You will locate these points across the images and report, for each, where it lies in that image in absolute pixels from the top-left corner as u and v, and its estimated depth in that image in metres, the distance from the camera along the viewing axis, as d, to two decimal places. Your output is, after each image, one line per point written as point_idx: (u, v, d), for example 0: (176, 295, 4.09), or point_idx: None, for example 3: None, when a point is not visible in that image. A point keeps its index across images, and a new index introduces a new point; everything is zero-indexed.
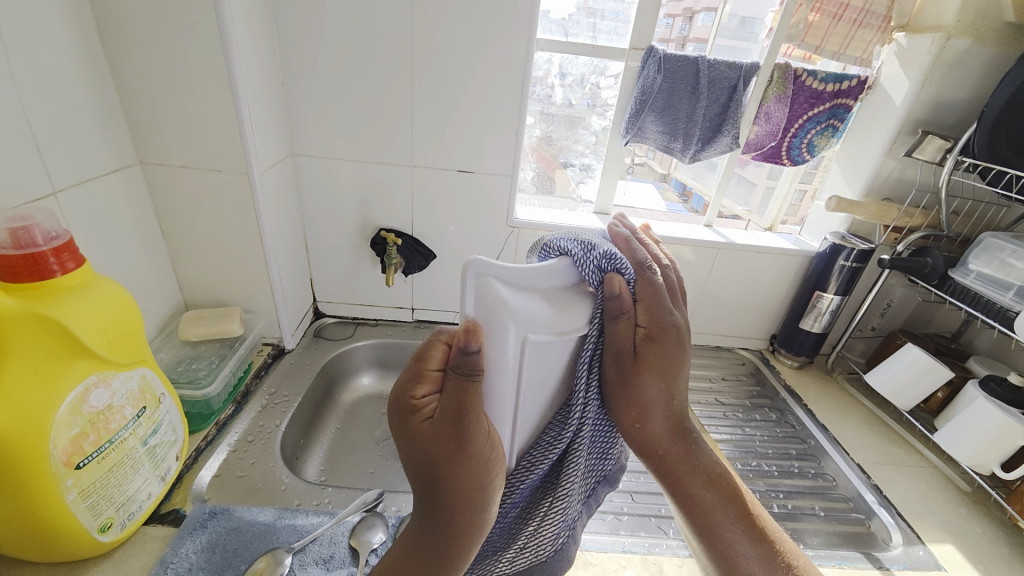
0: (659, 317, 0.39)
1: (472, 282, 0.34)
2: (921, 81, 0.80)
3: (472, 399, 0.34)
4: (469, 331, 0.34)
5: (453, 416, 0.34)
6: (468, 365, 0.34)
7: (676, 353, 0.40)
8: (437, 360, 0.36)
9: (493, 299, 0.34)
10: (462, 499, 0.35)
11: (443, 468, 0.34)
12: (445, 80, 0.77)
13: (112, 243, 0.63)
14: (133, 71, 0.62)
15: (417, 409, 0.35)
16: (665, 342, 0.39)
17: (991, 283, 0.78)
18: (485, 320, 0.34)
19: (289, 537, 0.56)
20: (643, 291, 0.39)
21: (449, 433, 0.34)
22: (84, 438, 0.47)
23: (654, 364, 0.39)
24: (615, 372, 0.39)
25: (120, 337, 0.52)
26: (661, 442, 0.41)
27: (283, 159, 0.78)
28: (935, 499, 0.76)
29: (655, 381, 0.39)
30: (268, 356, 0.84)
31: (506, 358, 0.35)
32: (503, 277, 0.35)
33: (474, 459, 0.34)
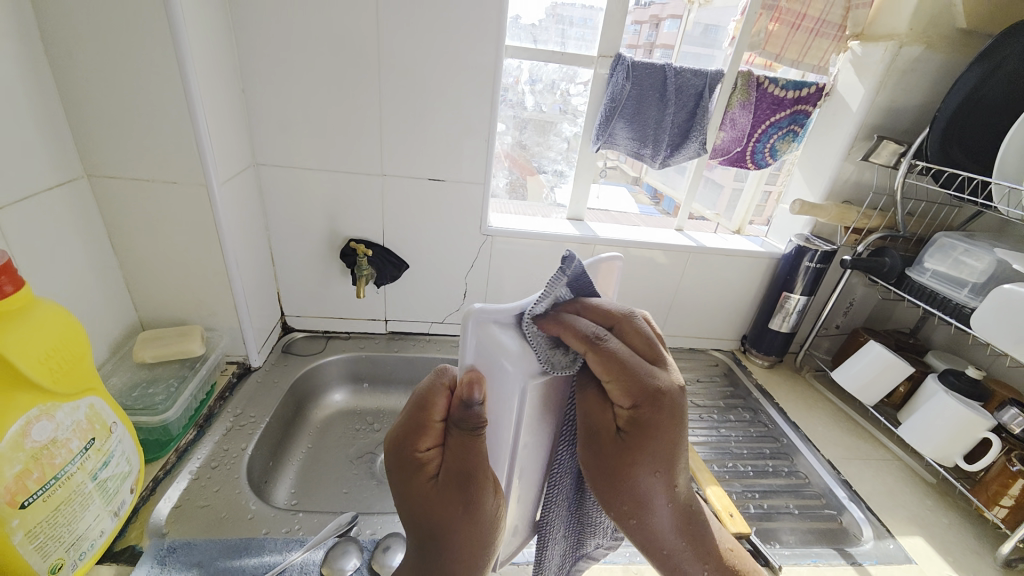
0: (644, 396, 0.35)
1: (471, 327, 0.36)
2: (876, 88, 0.84)
3: (478, 455, 0.35)
4: (469, 382, 0.35)
5: (459, 474, 0.35)
6: (471, 420, 0.35)
7: (672, 435, 0.35)
8: (440, 411, 0.37)
9: (492, 344, 0.36)
10: (463, 561, 0.36)
11: (451, 527, 0.35)
12: (414, 87, 0.75)
13: (56, 263, 0.59)
14: (78, 77, 0.58)
15: (421, 463, 0.36)
16: (653, 428, 0.35)
17: (947, 280, 0.81)
18: (487, 367, 0.37)
19: (257, 569, 0.54)
20: (607, 370, 0.35)
21: (455, 491, 0.35)
22: (28, 476, 0.43)
23: (644, 453, 0.35)
24: (602, 463, 0.36)
25: (64, 364, 0.48)
26: (660, 532, 0.38)
27: (245, 168, 0.75)
28: (901, 492, 0.79)
29: (651, 472, 0.36)
30: (233, 375, 0.80)
31: (510, 401, 0.36)
32: (499, 319, 0.37)
33: (480, 517, 0.35)
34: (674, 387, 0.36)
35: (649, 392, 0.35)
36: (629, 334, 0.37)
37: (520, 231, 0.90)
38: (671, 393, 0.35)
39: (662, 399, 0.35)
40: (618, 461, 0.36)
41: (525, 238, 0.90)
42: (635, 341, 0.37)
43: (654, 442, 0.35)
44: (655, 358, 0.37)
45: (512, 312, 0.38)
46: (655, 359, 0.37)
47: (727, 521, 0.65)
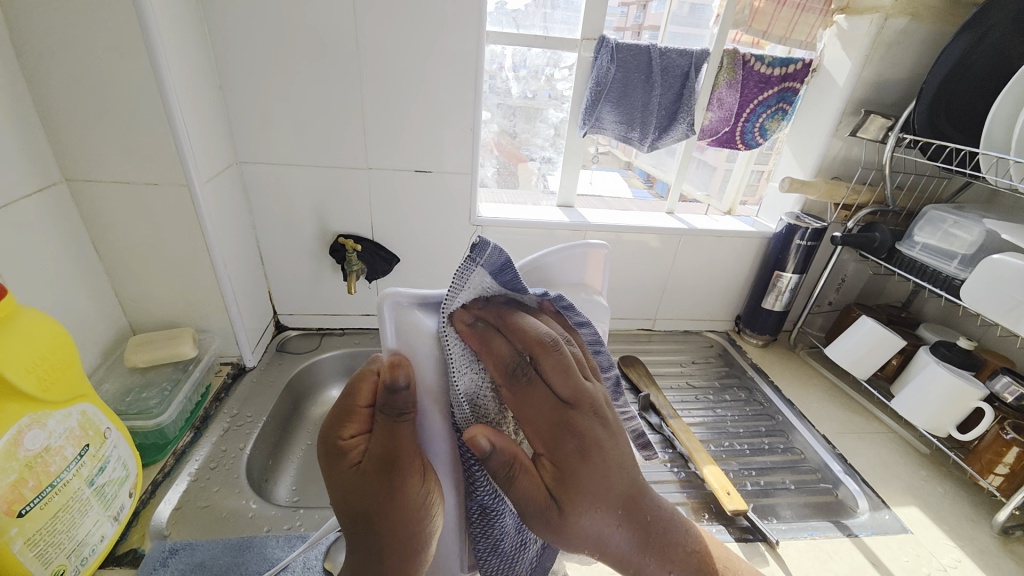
0: (552, 433, 0.34)
1: (390, 313, 0.35)
2: (862, 62, 0.83)
3: (406, 436, 0.34)
4: (394, 364, 0.33)
5: (384, 459, 0.33)
6: (398, 403, 0.34)
7: (598, 466, 0.33)
8: (367, 395, 0.36)
9: (415, 327, 0.35)
10: (392, 548, 0.34)
11: (383, 513, 0.33)
12: (396, 78, 0.74)
13: (39, 270, 0.58)
14: (49, 80, 0.57)
15: (346, 450, 0.34)
16: (574, 467, 0.33)
17: (936, 253, 0.82)
18: (413, 353, 0.35)
19: (259, 566, 0.54)
20: (516, 403, 0.34)
21: (381, 476, 0.33)
22: (23, 485, 0.43)
23: (578, 499, 0.33)
24: (542, 530, 0.34)
25: (52, 372, 0.48)
26: (625, 562, 0.37)
27: (227, 167, 0.74)
28: (895, 463, 0.80)
29: (592, 515, 0.34)
30: (228, 376, 0.80)
31: (442, 390, 0.36)
32: (423, 302, 0.36)
33: (411, 502, 0.33)
34: (590, 415, 0.34)
35: (564, 425, 0.33)
36: (545, 359, 0.35)
37: (511, 220, 0.89)
38: (587, 410, 0.34)
39: (572, 429, 0.33)
40: (557, 521, 0.33)
41: (516, 226, 0.89)
42: (551, 373, 0.34)
43: (590, 476, 0.33)
44: (573, 390, 0.34)
45: (434, 293, 0.37)
46: (569, 387, 0.34)
47: (725, 499, 0.66)
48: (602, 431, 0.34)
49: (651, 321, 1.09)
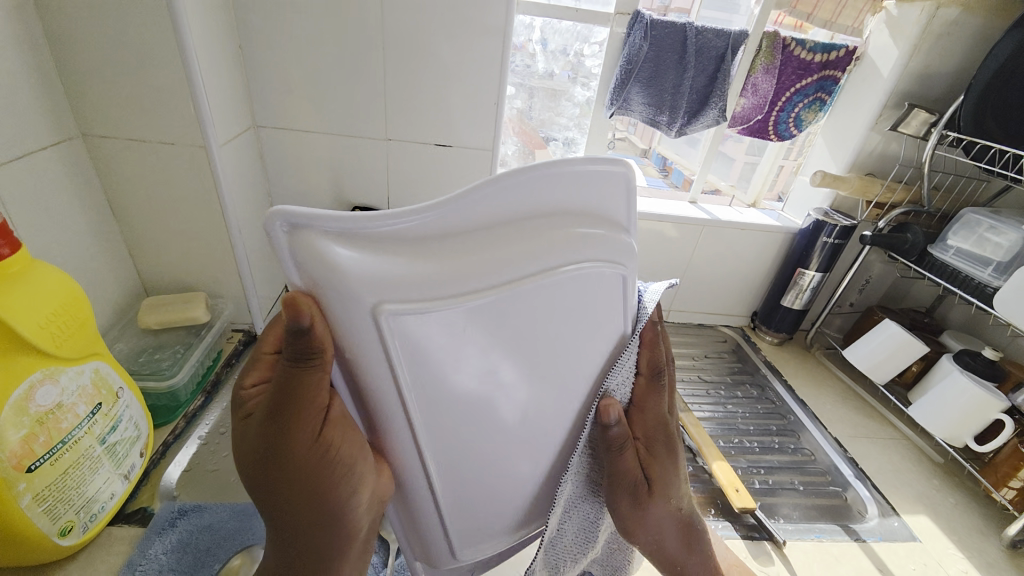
0: (655, 432, 0.43)
1: (283, 237, 0.26)
2: (910, 52, 0.79)
3: (292, 392, 0.31)
4: (290, 305, 0.28)
5: (268, 411, 0.32)
6: (297, 350, 0.29)
7: (672, 464, 0.45)
8: (271, 343, 0.38)
9: (314, 257, 0.26)
10: (293, 494, 0.34)
11: (276, 467, 0.33)
12: (418, 45, 0.72)
13: (54, 225, 0.58)
14: (66, 29, 0.55)
15: (244, 400, 0.36)
16: (660, 453, 0.44)
17: (970, 258, 0.79)
18: (316, 286, 0.27)
19: (266, 532, 0.55)
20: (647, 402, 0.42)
21: (265, 428, 0.32)
22: (34, 440, 0.43)
23: (655, 483, 0.44)
24: (624, 501, 0.43)
25: (66, 328, 0.48)
26: (665, 546, 0.48)
27: (245, 131, 0.72)
28: (908, 470, 0.79)
29: (662, 499, 0.44)
30: (239, 343, 0.79)
31: (362, 336, 0.29)
32: (336, 231, 0.26)
33: (297, 453, 0.32)
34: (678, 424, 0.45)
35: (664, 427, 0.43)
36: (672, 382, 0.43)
37: None
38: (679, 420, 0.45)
39: (668, 432, 0.44)
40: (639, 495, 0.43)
41: None
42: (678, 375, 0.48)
43: (661, 472, 0.44)
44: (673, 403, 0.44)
45: (350, 219, 0.26)
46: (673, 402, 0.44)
47: (733, 496, 0.65)
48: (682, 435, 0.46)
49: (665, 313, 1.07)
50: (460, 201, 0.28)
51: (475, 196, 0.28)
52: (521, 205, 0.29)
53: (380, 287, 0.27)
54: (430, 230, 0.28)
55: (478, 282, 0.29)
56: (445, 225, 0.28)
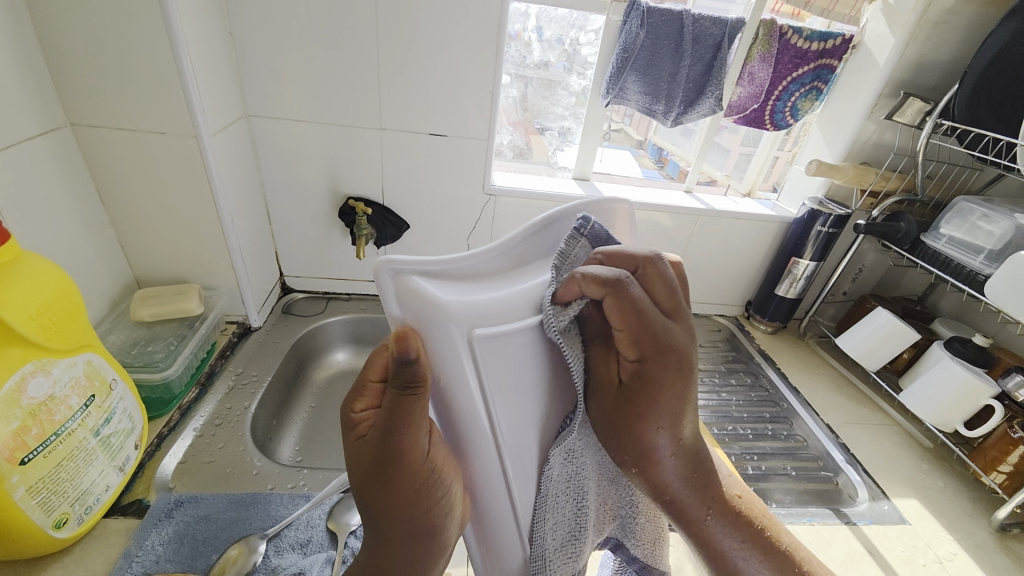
0: (654, 348, 0.36)
1: (389, 283, 0.34)
2: (906, 40, 0.79)
3: (407, 418, 0.32)
4: (401, 338, 0.32)
5: (383, 435, 0.32)
6: (406, 378, 0.32)
7: (676, 385, 0.37)
8: (379, 370, 0.35)
9: (413, 295, 0.33)
10: (397, 514, 0.35)
11: (390, 487, 0.34)
12: (413, 34, 0.71)
13: (43, 216, 0.57)
14: (52, 15, 0.54)
15: (355, 424, 0.35)
16: (665, 381, 0.37)
17: (962, 246, 0.79)
18: (418, 322, 0.34)
19: (262, 522, 0.55)
20: (621, 319, 0.35)
21: (378, 451, 0.33)
22: (27, 432, 0.43)
23: (649, 408, 0.37)
24: (611, 420, 0.37)
25: (57, 320, 0.47)
26: (676, 488, 0.39)
27: (236, 121, 0.71)
28: (899, 456, 0.80)
29: (661, 424, 0.38)
30: (234, 334, 0.79)
31: (454, 358, 0.35)
32: (422, 274, 0.35)
33: (408, 474, 0.33)
34: (685, 334, 0.38)
35: (663, 344, 0.36)
36: (654, 277, 0.37)
37: (523, 190, 0.87)
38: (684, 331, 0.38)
39: (673, 346, 0.37)
40: (630, 418, 0.37)
41: (528, 197, 0.87)
42: (655, 286, 0.37)
43: (657, 390, 0.37)
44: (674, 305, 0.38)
45: (435, 265, 0.35)
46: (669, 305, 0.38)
47: None
48: (691, 352, 0.38)
49: None
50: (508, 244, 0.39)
51: (518, 238, 0.39)
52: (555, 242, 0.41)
53: (469, 316, 0.35)
54: (495, 270, 0.39)
55: (532, 302, 0.38)
56: (493, 263, 0.39)
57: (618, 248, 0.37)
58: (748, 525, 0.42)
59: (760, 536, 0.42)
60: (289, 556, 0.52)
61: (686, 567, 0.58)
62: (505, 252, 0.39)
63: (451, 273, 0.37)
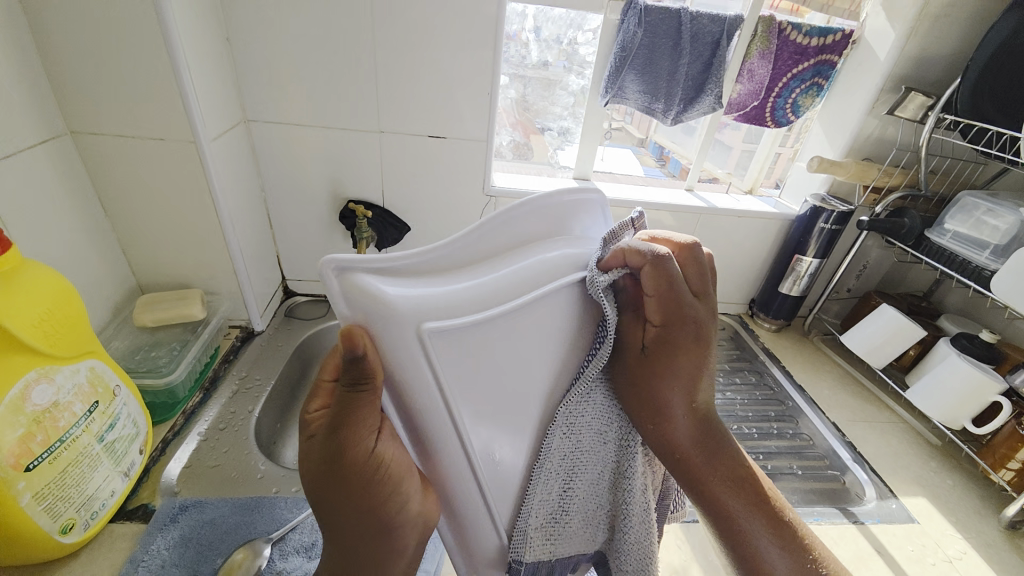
0: (677, 314, 0.38)
1: (335, 279, 0.32)
2: (906, 35, 0.78)
3: (354, 413, 0.32)
4: (348, 336, 0.31)
5: (330, 433, 0.32)
6: (353, 376, 0.31)
7: (693, 349, 0.38)
8: (332, 370, 0.36)
9: (361, 290, 0.32)
10: (347, 514, 0.34)
11: (336, 487, 0.33)
12: (411, 36, 0.71)
13: (45, 224, 0.57)
14: (50, 23, 0.54)
15: (307, 424, 0.34)
16: (684, 343, 0.38)
17: (967, 242, 0.78)
18: (365, 318, 0.32)
19: (267, 526, 0.55)
20: (655, 285, 0.37)
21: (326, 450, 0.32)
22: (32, 439, 0.43)
23: (667, 367, 0.38)
24: (630, 378, 0.39)
25: (58, 328, 0.48)
26: (694, 456, 0.39)
27: (235, 126, 0.71)
28: (907, 454, 0.79)
29: (679, 387, 0.39)
30: (237, 339, 0.79)
31: (406, 353, 0.33)
32: (371, 269, 0.33)
33: (353, 472, 0.32)
34: (710, 311, 0.39)
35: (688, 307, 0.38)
36: (684, 257, 0.40)
37: (524, 190, 0.87)
38: (708, 309, 0.39)
39: (694, 316, 0.38)
40: (645, 368, 0.38)
41: (529, 198, 0.87)
42: (687, 270, 0.40)
43: (674, 351, 0.38)
44: (703, 287, 0.40)
45: (386, 261, 0.34)
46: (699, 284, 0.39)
47: None
48: (715, 325, 0.39)
49: None
50: (467, 237, 0.37)
51: (481, 230, 0.37)
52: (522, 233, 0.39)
53: (422, 310, 0.33)
54: (454, 264, 0.37)
55: (499, 296, 0.35)
56: (450, 258, 0.37)
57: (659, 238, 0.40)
58: (769, 509, 0.39)
59: (778, 520, 0.39)
60: (294, 560, 0.52)
61: (691, 567, 0.58)
62: (466, 246, 0.37)
63: (400, 269, 0.35)
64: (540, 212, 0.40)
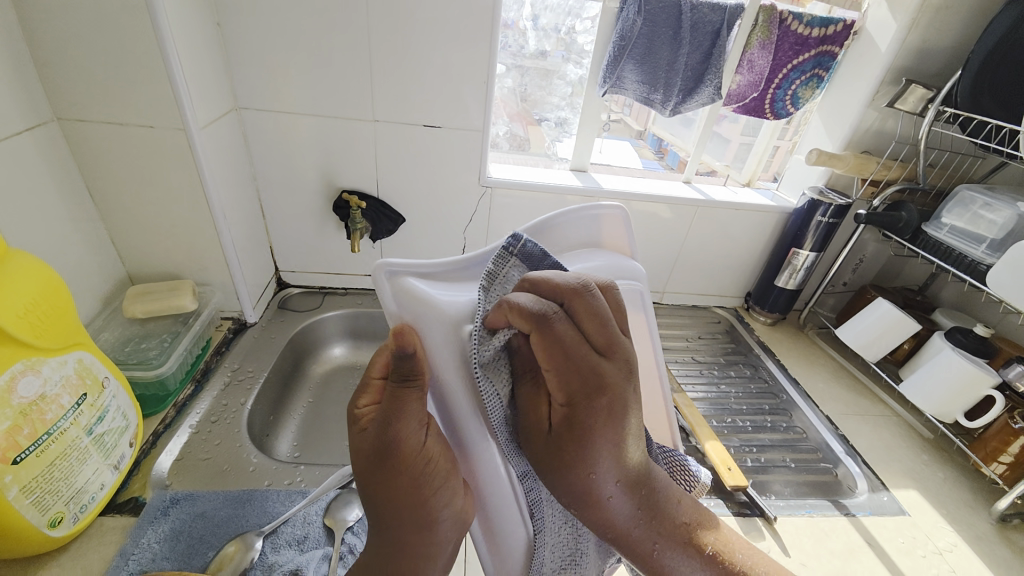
0: (583, 388, 0.32)
1: (386, 283, 0.35)
2: (908, 26, 0.77)
3: (406, 410, 0.32)
4: (399, 334, 0.31)
5: (382, 428, 0.32)
6: (404, 371, 0.31)
7: (604, 426, 0.32)
8: (380, 367, 0.35)
9: (408, 291, 0.34)
10: (395, 507, 0.34)
11: (389, 479, 0.33)
12: (406, 23, 0.69)
13: (31, 213, 0.56)
14: (34, 6, 0.53)
15: (357, 419, 0.34)
16: (595, 422, 0.32)
17: (963, 236, 0.78)
18: (414, 318, 0.34)
19: (259, 519, 0.55)
20: (546, 356, 0.31)
21: (378, 445, 0.32)
22: (18, 432, 0.43)
23: (580, 454, 0.32)
24: (541, 467, 0.34)
25: (45, 318, 0.47)
26: (632, 531, 0.36)
27: (226, 114, 0.70)
28: (899, 447, 0.80)
29: (603, 469, 0.33)
30: (229, 331, 0.78)
31: (446, 354, 0.33)
32: (418, 274, 0.36)
33: (404, 465, 0.32)
34: (621, 369, 0.33)
35: (593, 379, 0.32)
36: (579, 303, 0.32)
37: (521, 182, 0.86)
38: (621, 364, 0.33)
39: (601, 386, 0.32)
40: (567, 456, 0.32)
41: (525, 189, 0.86)
42: (585, 320, 0.32)
43: (587, 433, 0.32)
44: (607, 338, 0.33)
45: (430, 266, 0.36)
46: (604, 336, 0.32)
47: (725, 475, 0.66)
48: (630, 386, 0.33)
49: (659, 295, 1.07)
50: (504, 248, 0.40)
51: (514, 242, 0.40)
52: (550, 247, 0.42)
53: (463, 314, 0.34)
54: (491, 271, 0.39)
55: None
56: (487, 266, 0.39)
57: (544, 274, 0.33)
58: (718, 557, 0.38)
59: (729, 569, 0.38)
60: (286, 553, 0.52)
61: None
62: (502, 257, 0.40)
63: (443, 275, 0.37)
64: (564, 228, 0.43)
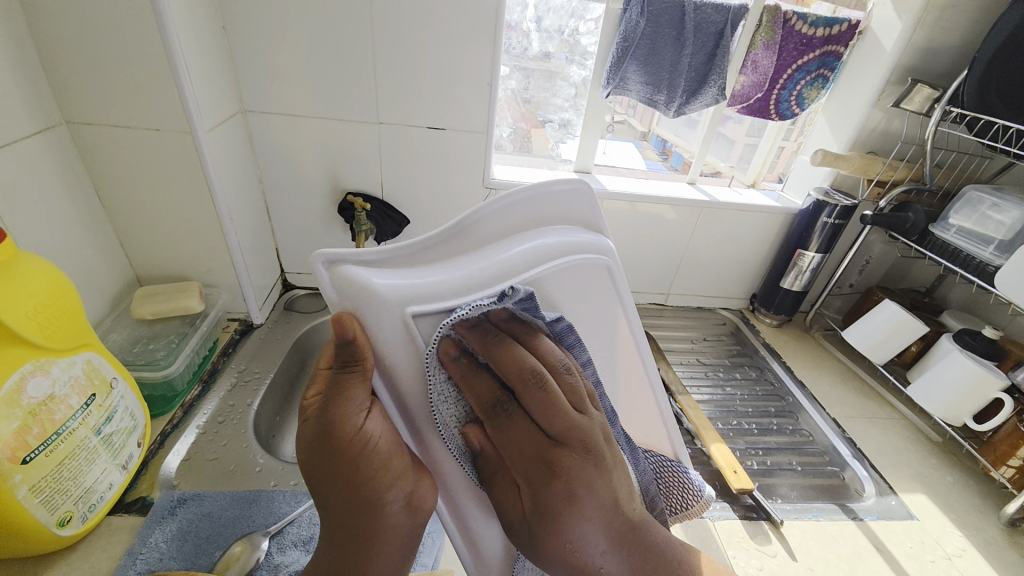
0: (537, 473, 0.33)
1: (326, 272, 0.33)
2: (913, 25, 0.77)
3: (344, 395, 0.33)
4: (338, 320, 0.32)
5: (324, 416, 0.33)
6: (345, 356, 0.33)
7: (570, 505, 0.33)
8: (327, 359, 0.36)
9: (348, 280, 0.33)
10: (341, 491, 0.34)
11: (331, 464, 0.34)
12: (409, 26, 0.70)
13: (41, 216, 0.57)
14: (43, 12, 0.53)
15: (303, 410, 0.35)
16: (558, 503, 0.33)
17: (971, 237, 0.78)
18: (354, 306, 0.33)
19: (265, 520, 0.55)
20: (505, 439, 0.33)
21: (320, 431, 0.33)
22: (28, 432, 0.43)
23: (554, 531, 0.33)
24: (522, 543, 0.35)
25: (55, 320, 0.47)
26: None
27: (232, 117, 0.71)
28: (907, 450, 0.79)
29: (583, 542, 0.33)
30: (236, 332, 0.79)
31: (392, 341, 0.34)
32: (359, 262, 0.34)
33: (343, 447, 0.33)
34: (580, 453, 0.33)
35: (543, 464, 0.33)
36: (528, 394, 0.32)
37: (525, 183, 0.86)
38: (576, 448, 0.33)
39: (557, 469, 0.32)
40: (538, 540, 0.33)
41: None
42: (535, 407, 0.32)
43: (556, 513, 0.33)
44: (562, 426, 0.32)
45: (372, 254, 0.35)
46: (560, 424, 0.32)
47: (731, 478, 0.66)
48: (591, 467, 0.33)
49: (664, 296, 1.07)
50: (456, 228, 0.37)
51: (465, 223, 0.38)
52: (510, 227, 0.39)
53: (403, 300, 0.34)
54: (439, 256, 0.37)
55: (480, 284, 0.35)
56: (435, 251, 0.37)
57: (502, 353, 0.33)
58: None
59: None
60: (292, 554, 0.52)
61: None
62: (451, 238, 0.38)
63: (388, 262, 0.36)
64: (525, 207, 0.39)
